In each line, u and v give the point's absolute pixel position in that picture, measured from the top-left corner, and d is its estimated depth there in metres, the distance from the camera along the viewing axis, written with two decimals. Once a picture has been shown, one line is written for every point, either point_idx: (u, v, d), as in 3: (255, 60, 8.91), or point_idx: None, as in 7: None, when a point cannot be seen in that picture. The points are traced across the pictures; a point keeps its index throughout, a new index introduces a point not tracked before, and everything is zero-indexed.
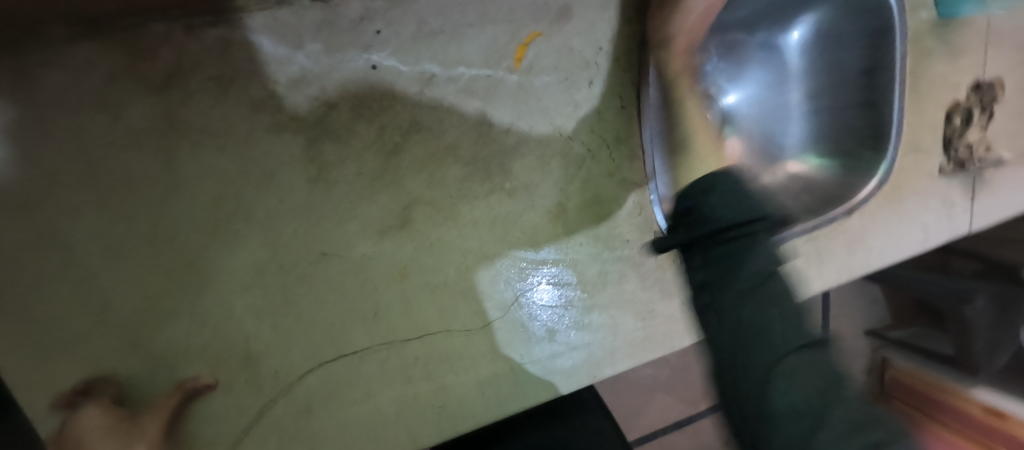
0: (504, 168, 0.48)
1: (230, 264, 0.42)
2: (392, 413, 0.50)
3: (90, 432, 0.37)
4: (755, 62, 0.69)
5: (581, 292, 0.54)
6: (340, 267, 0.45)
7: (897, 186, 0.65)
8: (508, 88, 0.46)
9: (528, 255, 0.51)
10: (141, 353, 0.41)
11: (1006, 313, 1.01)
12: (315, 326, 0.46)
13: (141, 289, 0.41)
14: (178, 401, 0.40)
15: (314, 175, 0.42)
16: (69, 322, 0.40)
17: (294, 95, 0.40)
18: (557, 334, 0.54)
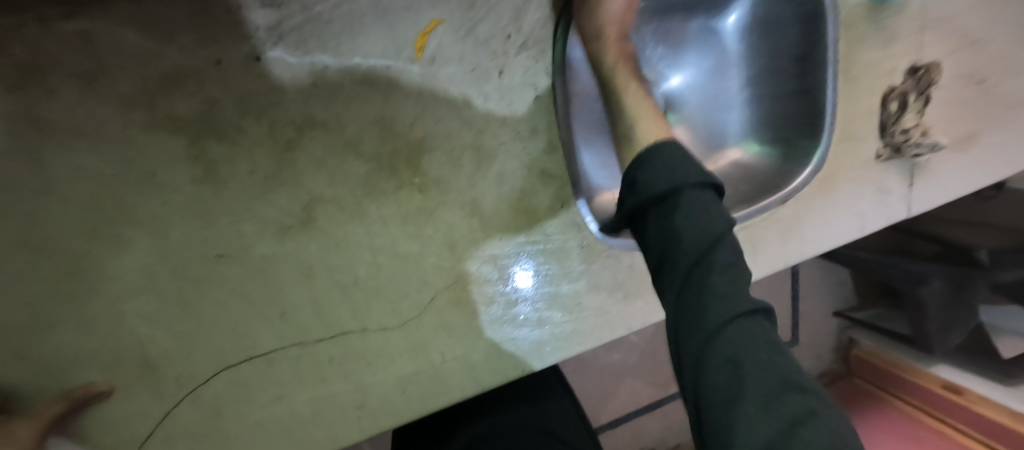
0: (413, 164, 0.47)
1: (116, 269, 0.41)
2: (308, 415, 0.49)
3: None
4: (694, 48, 0.67)
5: (518, 285, 0.54)
6: (238, 269, 0.44)
7: (830, 174, 0.65)
8: (410, 79, 0.45)
9: (474, 253, 0.52)
10: (24, 362, 0.40)
11: (959, 293, 1.06)
12: (216, 329, 0.45)
13: (20, 297, 0.39)
14: (64, 407, 0.39)
15: (200, 174, 0.41)
16: None
17: (170, 91, 0.38)
18: (490, 327, 0.54)
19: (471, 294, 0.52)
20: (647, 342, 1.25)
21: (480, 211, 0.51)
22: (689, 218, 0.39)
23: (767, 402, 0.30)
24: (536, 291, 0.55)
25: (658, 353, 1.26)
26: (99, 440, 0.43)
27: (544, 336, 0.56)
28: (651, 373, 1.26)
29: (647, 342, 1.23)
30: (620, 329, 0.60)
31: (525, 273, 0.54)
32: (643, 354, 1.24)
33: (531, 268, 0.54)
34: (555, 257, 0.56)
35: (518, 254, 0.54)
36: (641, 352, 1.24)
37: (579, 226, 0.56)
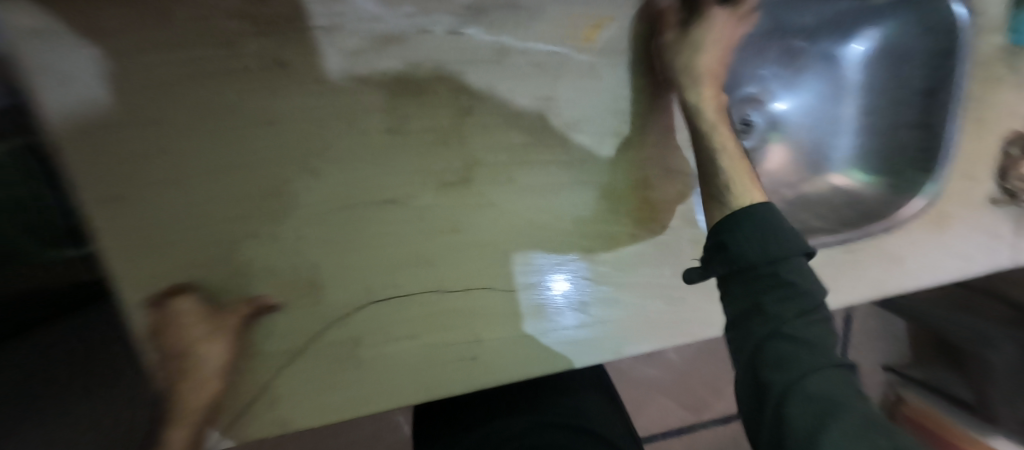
0: (563, 143, 0.51)
1: (309, 197, 0.47)
2: (429, 357, 0.54)
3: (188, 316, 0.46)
4: (811, 72, 0.70)
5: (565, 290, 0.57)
6: (401, 214, 0.50)
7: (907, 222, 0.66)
8: (576, 65, 0.49)
9: (527, 253, 0.54)
10: (226, 266, 0.47)
11: None
12: (374, 263, 0.51)
13: (234, 207, 0.46)
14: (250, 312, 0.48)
15: (392, 125, 0.47)
16: (175, 226, 0.46)
17: (381, 52, 0.45)
18: (537, 326, 0.57)
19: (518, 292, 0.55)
20: (686, 364, 1.24)
21: (611, 195, 0.55)
22: (769, 233, 0.43)
23: (839, 404, 0.38)
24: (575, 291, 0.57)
25: (695, 376, 1.25)
26: (262, 345, 0.50)
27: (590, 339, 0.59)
28: (684, 395, 1.25)
29: (685, 363, 1.23)
30: (665, 341, 0.62)
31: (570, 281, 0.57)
32: (680, 375, 1.24)
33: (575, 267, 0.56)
34: (668, 251, 0.58)
35: (635, 240, 0.57)
36: (677, 373, 1.23)
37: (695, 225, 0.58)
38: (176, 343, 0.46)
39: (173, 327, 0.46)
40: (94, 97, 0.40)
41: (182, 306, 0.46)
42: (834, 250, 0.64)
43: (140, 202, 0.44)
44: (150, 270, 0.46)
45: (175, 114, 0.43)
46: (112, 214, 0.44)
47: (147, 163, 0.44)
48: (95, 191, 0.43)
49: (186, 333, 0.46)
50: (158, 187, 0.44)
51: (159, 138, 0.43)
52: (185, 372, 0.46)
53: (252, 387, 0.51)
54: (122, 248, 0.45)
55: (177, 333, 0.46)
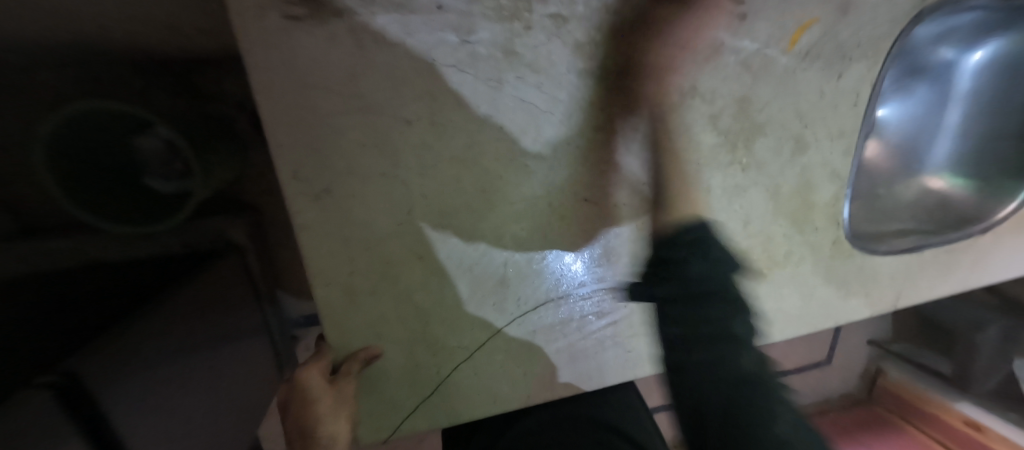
0: (748, 145, 0.51)
1: (512, 196, 0.46)
2: (591, 349, 0.56)
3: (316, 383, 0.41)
4: (924, 80, 0.73)
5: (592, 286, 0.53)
6: (593, 213, 0.49)
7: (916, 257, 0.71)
8: (777, 67, 0.49)
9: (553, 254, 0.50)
10: (422, 263, 0.46)
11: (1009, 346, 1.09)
12: (560, 260, 0.50)
13: (439, 206, 0.44)
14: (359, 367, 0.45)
15: (601, 123, 0.45)
16: (375, 224, 0.43)
17: (608, 45, 0.42)
18: (498, 303, 0.50)
19: (535, 288, 0.51)
20: None
21: (777, 197, 0.56)
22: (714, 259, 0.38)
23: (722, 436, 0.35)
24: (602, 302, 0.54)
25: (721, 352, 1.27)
26: (445, 340, 0.49)
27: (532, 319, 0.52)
28: None
29: None
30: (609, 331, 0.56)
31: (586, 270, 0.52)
32: None
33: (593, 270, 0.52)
34: (811, 250, 0.61)
35: (788, 239, 0.59)
36: None
37: (839, 226, 0.60)
38: (302, 416, 0.40)
39: (298, 407, 0.40)
40: (323, 79, 0.37)
41: (310, 373, 0.42)
42: (940, 250, 0.69)
43: (342, 201, 0.41)
44: (345, 268, 0.44)
45: (393, 107, 0.39)
46: (318, 211, 0.41)
47: (354, 158, 0.40)
48: (303, 185, 0.40)
49: (313, 405, 0.40)
50: (364, 185, 0.41)
51: (372, 129, 0.40)
52: (306, 435, 0.40)
53: (432, 381, 0.51)
54: (319, 247, 0.42)
55: (301, 407, 0.40)
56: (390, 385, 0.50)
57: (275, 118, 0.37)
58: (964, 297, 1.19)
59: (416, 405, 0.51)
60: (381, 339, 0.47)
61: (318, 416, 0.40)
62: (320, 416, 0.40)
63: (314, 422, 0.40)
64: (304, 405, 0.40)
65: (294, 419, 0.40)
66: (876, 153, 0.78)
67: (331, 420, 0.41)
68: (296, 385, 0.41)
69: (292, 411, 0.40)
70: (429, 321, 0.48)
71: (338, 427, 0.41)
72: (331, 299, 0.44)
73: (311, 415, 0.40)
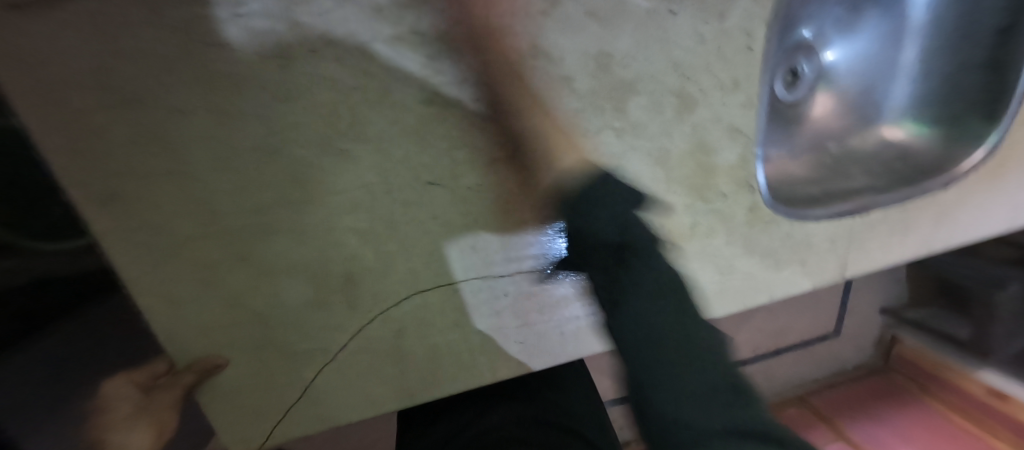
0: (618, 106, 0.45)
1: (340, 185, 0.42)
2: (477, 344, 0.53)
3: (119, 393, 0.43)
4: (872, 14, 0.64)
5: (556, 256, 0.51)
6: (443, 197, 0.45)
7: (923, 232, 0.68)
8: (637, 13, 0.42)
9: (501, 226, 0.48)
10: (248, 266, 0.42)
11: None
12: (415, 251, 0.46)
13: (252, 202, 0.40)
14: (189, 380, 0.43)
15: (427, 96, 0.40)
16: (182, 228, 0.39)
17: (414, 5, 0.37)
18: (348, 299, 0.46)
19: (393, 282, 0.47)
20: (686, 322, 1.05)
21: (668, 163, 0.49)
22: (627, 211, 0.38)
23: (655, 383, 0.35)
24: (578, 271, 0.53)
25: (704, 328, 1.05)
26: (299, 344, 0.46)
27: (398, 317, 0.49)
28: None
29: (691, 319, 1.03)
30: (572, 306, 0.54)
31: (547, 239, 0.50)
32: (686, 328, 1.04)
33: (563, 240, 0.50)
34: (721, 219, 0.54)
35: (691, 210, 0.52)
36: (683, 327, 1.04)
37: (753, 191, 0.53)
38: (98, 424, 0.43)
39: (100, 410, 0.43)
40: (65, 70, 0.33)
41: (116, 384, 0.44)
42: (891, 210, 0.61)
43: (135, 205, 0.38)
44: (161, 278, 0.41)
45: (166, 97, 0.35)
46: (109, 218, 0.38)
47: (134, 158, 0.36)
48: (83, 191, 0.36)
49: (107, 418, 0.43)
50: (155, 186, 0.38)
51: (147, 124, 0.36)
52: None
53: (296, 385, 0.48)
54: (125, 255, 0.39)
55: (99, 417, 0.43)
56: (248, 394, 0.47)
57: (27, 121, 0.34)
58: (976, 255, 1.05)
59: (285, 411, 0.49)
60: (219, 348, 0.44)
61: (110, 424, 0.43)
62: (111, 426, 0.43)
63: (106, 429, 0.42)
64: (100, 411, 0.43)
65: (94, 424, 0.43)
66: (821, 104, 0.70)
67: (122, 430, 0.42)
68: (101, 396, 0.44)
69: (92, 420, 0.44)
70: (273, 326, 0.45)
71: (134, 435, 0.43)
72: (154, 311, 0.41)
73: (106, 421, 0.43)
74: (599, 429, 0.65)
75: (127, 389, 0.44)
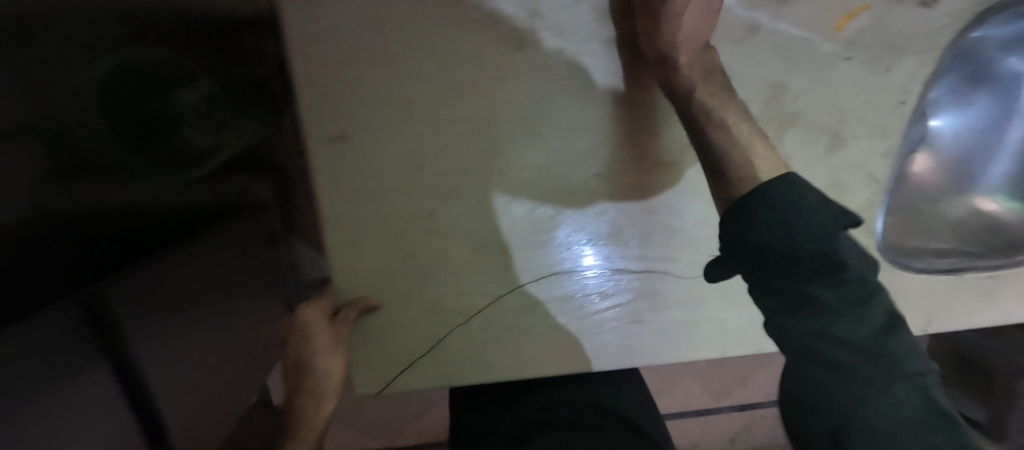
0: (779, 135, 0.49)
1: (526, 163, 0.46)
2: (590, 330, 0.55)
3: (314, 321, 0.45)
4: (988, 91, 0.67)
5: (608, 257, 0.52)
6: (607, 190, 0.48)
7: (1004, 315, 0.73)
8: (820, 54, 0.46)
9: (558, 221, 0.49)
10: (428, 222, 0.47)
11: None
12: (567, 235, 0.50)
13: (450, 164, 0.45)
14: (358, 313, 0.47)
15: (624, 96, 0.44)
16: (387, 176, 0.44)
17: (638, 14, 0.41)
18: (498, 267, 0.50)
19: (538, 259, 0.51)
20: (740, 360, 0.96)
21: None
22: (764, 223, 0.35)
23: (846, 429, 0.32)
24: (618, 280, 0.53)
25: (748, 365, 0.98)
26: (446, 300, 0.50)
27: (534, 293, 0.52)
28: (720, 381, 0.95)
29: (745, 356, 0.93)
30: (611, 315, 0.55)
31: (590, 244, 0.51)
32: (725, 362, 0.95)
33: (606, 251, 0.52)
34: None
35: None
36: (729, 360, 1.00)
37: (866, 234, 0.57)
38: (300, 349, 0.45)
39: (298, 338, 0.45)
40: (348, 25, 0.38)
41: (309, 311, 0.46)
42: (979, 275, 0.65)
43: (358, 148, 0.42)
44: (355, 217, 0.45)
45: (414, 58, 0.40)
46: (333, 156, 0.42)
47: (373, 107, 0.41)
48: (319, 130, 0.41)
49: (309, 345, 0.45)
50: (379, 135, 0.42)
51: (393, 80, 0.41)
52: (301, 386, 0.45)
53: (430, 339, 0.51)
54: (333, 191, 0.43)
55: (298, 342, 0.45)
56: (387, 339, 0.50)
57: (301, 58, 0.39)
58: None
59: (411, 362, 0.52)
60: (380, 292, 0.48)
61: (313, 350, 0.44)
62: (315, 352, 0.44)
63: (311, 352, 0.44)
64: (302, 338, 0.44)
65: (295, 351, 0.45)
66: (928, 167, 0.71)
67: (324, 358, 0.45)
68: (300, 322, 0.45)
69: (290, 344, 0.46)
70: (431, 279, 0.49)
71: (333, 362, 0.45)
72: (340, 245, 0.46)
73: (307, 349, 0.44)
74: (657, 422, 0.63)
75: (323, 320, 0.45)
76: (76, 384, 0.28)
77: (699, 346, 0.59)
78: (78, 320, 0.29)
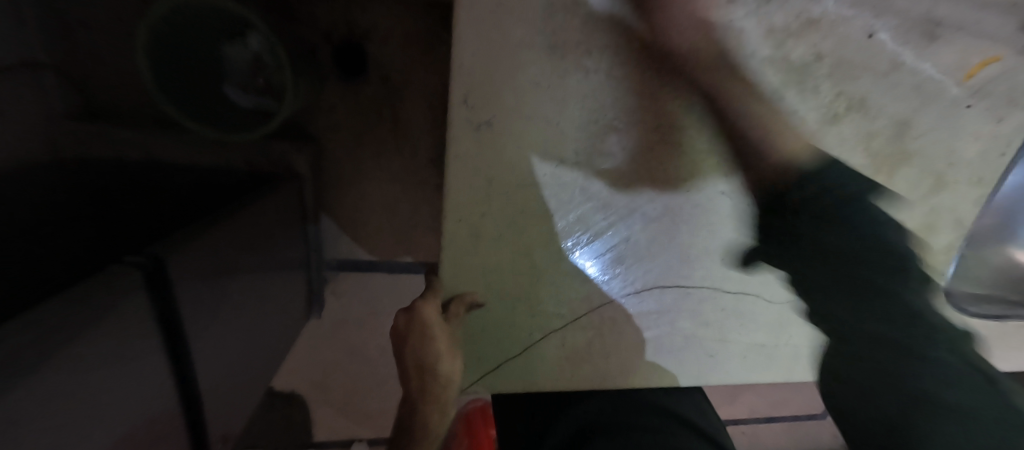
0: (892, 173, 0.49)
1: (655, 173, 0.45)
2: (676, 346, 0.54)
3: (432, 320, 0.40)
4: None
5: (648, 274, 0.50)
6: (726, 208, 0.48)
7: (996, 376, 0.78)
8: (949, 98, 0.46)
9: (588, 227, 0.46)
10: (549, 222, 0.45)
11: None
12: (676, 250, 0.49)
13: (583, 166, 0.43)
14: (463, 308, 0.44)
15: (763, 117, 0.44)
16: (519, 170, 0.42)
17: (799, 36, 0.41)
18: (603, 274, 0.49)
19: (643, 270, 0.50)
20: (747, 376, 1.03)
21: (899, 234, 0.53)
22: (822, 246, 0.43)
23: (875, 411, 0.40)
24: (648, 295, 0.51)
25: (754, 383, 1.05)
26: (547, 304, 0.49)
27: (630, 303, 0.51)
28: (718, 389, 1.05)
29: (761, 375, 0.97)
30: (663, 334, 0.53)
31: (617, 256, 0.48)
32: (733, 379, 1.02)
33: (634, 265, 0.49)
34: None
35: None
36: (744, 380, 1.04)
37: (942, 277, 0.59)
38: (417, 352, 0.38)
39: (416, 339, 0.39)
40: (520, 7, 0.37)
41: (426, 309, 0.40)
42: (1020, 325, 0.69)
43: (499, 138, 0.40)
44: (479, 209, 0.43)
45: (576, 52, 0.39)
46: (473, 142, 0.40)
47: (523, 97, 0.39)
48: (467, 112, 0.39)
49: (430, 345, 0.39)
50: (522, 126, 0.40)
51: (551, 72, 0.39)
52: (425, 392, 0.38)
53: (522, 341, 0.50)
54: (463, 179, 0.41)
55: (416, 344, 0.38)
56: (480, 337, 0.49)
57: (467, 35, 0.36)
58: None
59: (500, 364, 0.50)
60: (486, 289, 0.46)
61: (434, 353, 0.39)
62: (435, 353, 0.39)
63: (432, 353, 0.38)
64: (423, 337, 0.38)
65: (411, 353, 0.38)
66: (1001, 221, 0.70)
67: (448, 361, 0.39)
68: (419, 320, 0.39)
69: (395, 349, 0.39)
70: (537, 280, 0.47)
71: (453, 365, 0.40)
72: (458, 237, 0.43)
73: (428, 350, 0.38)
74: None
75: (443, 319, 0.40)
76: (137, 342, 0.32)
77: (769, 371, 0.59)
78: (140, 284, 0.32)
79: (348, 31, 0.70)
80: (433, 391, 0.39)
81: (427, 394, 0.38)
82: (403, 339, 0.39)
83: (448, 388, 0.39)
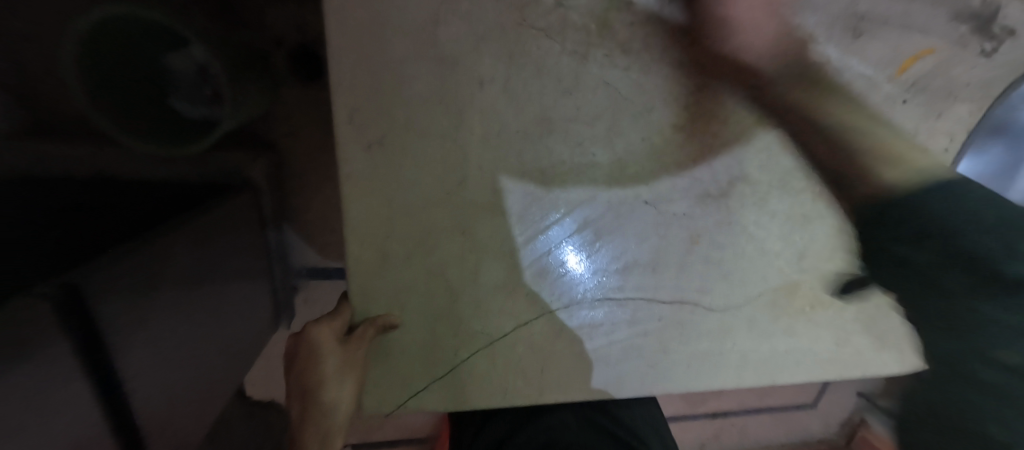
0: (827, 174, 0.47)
1: (572, 186, 0.43)
2: (614, 361, 0.52)
3: (322, 346, 0.40)
4: None
5: (588, 282, 0.48)
6: (651, 216, 0.46)
7: None
8: (883, 93, 0.44)
9: (515, 239, 0.44)
10: (462, 239, 0.43)
11: None
12: (602, 262, 0.47)
13: (492, 183, 0.42)
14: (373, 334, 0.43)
15: (681, 123, 0.43)
16: (423, 188, 0.40)
17: (711, 37, 0.40)
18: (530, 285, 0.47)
19: (571, 281, 0.48)
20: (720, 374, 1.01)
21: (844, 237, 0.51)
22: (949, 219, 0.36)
23: None
24: (595, 307, 0.49)
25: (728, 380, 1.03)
26: (470, 323, 0.47)
27: (561, 317, 0.49)
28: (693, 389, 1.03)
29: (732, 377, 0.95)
30: (605, 346, 0.51)
31: (551, 266, 0.47)
32: None
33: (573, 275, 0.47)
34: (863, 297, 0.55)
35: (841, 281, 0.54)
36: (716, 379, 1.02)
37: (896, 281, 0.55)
38: (303, 376, 0.40)
39: (303, 364, 0.40)
40: (405, 21, 0.35)
41: (318, 333, 0.41)
42: None
43: (394, 154, 0.38)
44: (380, 223, 0.41)
45: (471, 63, 0.37)
46: (368, 162, 0.38)
47: (417, 113, 0.38)
48: (355, 131, 0.37)
49: (317, 369, 0.40)
50: (420, 140, 0.39)
51: (446, 85, 0.37)
52: (306, 419, 0.40)
53: (447, 362, 0.48)
54: (363, 198, 0.39)
55: (305, 367, 0.40)
56: (401, 358, 0.47)
57: (348, 50, 0.35)
58: None
59: (425, 385, 0.48)
60: (402, 309, 0.45)
61: (319, 378, 0.40)
62: (321, 381, 0.40)
63: (317, 384, 0.40)
64: (308, 361, 0.40)
65: (298, 377, 0.40)
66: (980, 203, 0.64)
67: (334, 384, 0.40)
68: (307, 342, 0.40)
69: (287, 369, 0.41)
70: (457, 300, 0.46)
71: (343, 392, 0.41)
72: (364, 258, 0.42)
73: (314, 376, 0.40)
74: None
75: (334, 340, 0.41)
76: (49, 373, 0.29)
77: (720, 377, 0.55)
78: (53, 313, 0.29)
79: (295, 40, 0.67)
80: (317, 416, 0.40)
81: (311, 421, 0.40)
82: (295, 360, 0.40)
83: (335, 414, 0.41)
